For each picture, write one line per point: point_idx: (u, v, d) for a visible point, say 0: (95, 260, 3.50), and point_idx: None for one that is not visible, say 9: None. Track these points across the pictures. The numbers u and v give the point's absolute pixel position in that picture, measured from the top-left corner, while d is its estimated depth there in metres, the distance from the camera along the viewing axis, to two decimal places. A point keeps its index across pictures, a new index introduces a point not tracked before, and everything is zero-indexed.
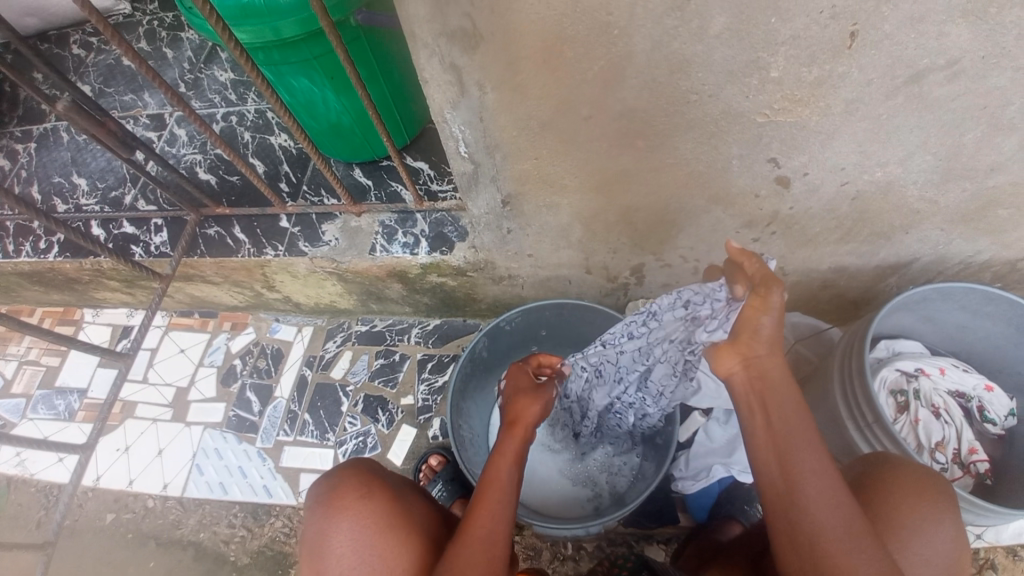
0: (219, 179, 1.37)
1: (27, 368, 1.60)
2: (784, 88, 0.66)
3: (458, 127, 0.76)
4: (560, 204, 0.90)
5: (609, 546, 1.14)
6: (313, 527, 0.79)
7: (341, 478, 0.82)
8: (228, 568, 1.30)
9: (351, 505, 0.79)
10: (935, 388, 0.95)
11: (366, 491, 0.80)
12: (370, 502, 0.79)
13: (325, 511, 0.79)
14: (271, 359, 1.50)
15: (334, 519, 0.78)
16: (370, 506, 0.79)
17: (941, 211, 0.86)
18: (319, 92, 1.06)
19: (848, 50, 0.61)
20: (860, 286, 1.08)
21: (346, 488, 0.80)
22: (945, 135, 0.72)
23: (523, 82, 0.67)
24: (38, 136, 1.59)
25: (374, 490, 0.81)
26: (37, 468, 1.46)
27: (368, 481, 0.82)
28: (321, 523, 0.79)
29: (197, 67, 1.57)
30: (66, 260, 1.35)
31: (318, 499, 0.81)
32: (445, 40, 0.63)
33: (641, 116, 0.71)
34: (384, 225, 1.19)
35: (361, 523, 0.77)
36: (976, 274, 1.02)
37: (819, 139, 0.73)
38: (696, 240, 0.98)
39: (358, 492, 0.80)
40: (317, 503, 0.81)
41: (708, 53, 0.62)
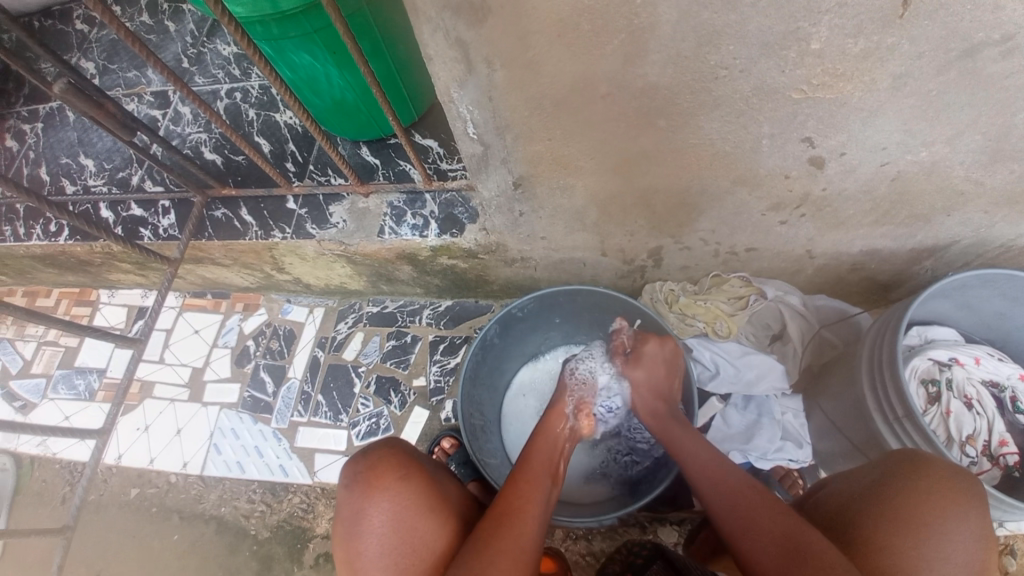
0: (225, 159, 1.34)
1: (46, 349, 1.63)
2: (824, 62, 0.60)
3: (466, 107, 0.72)
4: (575, 186, 0.86)
5: (622, 527, 1.14)
6: (350, 506, 0.76)
7: (377, 456, 0.79)
8: (248, 542, 1.33)
9: (389, 485, 0.76)
10: (967, 378, 0.90)
11: (404, 471, 0.78)
12: (408, 483, 0.77)
13: (363, 490, 0.76)
14: (284, 340, 1.49)
15: (372, 499, 0.75)
16: (409, 487, 0.77)
17: (986, 193, 0.80)
18: (322, 68, 1.01)
19: (900, 19, 0.54)
20: (892, 270, 1.02)
21: (385, 467, 0.78)
22: (1000, 113, 0.66)
23: (536, 59, 0.62)
24: (43, 115, 1.57)
25: (413, 471, 0.79)
26: (60, 446, 1.49)
27: (405, 460, 0.80)
28: (358, 502, 0.76)
29: (200, 41, 1.52)
30: (76, 243, 1.35)
31: (354, 476, 0.78)
32: (449, 14, 0.58)
33: (664, 94, 0.65)
34: (392, 207, 1.16)
35: (400, 506, 0.75)
36: (1018, 257, 0.95)
37: (859, 118, 0.67)
38: (719, 223, 0.92)
39: (397, 472, 0.78)
40: (353, 481, 0.77)
41: (742, 24, 0.56)
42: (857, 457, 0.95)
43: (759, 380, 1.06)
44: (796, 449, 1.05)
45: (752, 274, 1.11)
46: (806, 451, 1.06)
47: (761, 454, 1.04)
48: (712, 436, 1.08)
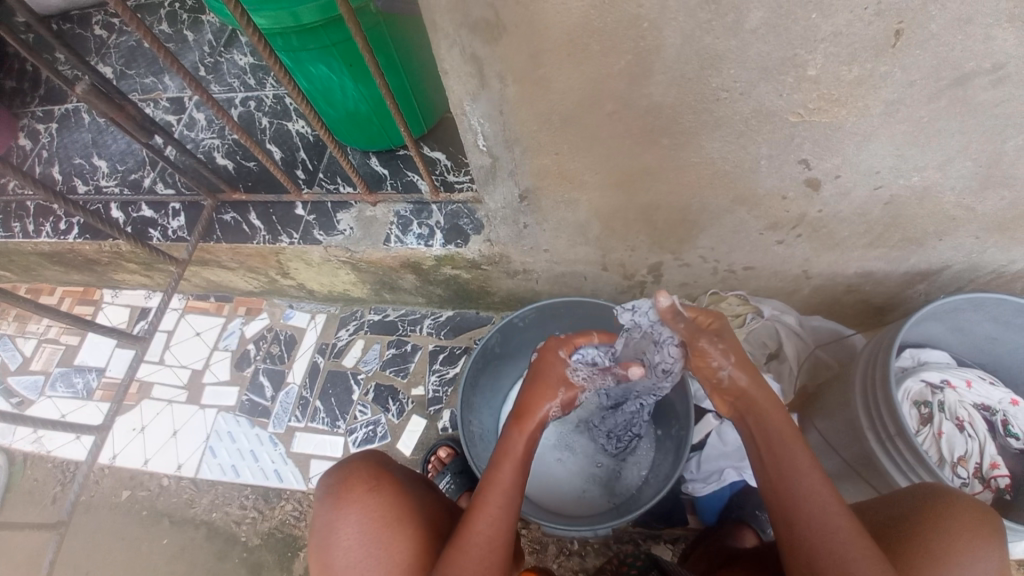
0: (236, 165, 1.37)
1: (46, 346, 1.64)
2: (820, 87, 0.63)
3: (477, 120, 0.74)
4: (579, 200, 0.88)
5: (616, 543, 1.14)
6: (321, 518, 0.79)
7: (350, 468, 0.82)
8: (239, 548, 1.33)
9: (358, 497, 0.79)
10: (960, 401, 0.92)
11: (373, 483, 0.80)
12: (376, 495, 0.79)
13: (333, 501, 0.79)
14: (285, 345, 1.50)
15: (341, 510, 0.78)
16: (376, 499, 0.79)
17: (977, 219, 0.83)
18: (337, 79, 1.05)
19: (891, 48, 0.57)
20: (886, 292, 1.04)
21: (355, 479, 0.80)
22: (988, 141, 0.69)
23: (547, 76, 0.65)
24: (59, 117, 1.60)
25: (383, 483, 0.81)
26: (55, 445, 1.49)
27: (376, 472, 0.82)
28: (328, 513, 0.78)
29: (217, 51, 1.56)
30: (85, 241, 1.37)
31: (327, 489, 0.81)
32: (466, 31, 0.61)
33: (667, 113, 0.68)
34: (399, 216, 1.18)
35: (367, 517, 0.77)
36: (1010, 283, 0.98)
37: (854, 142, 0.70)
38: (718, 241, 0.95)
39: (366, 484, 0.80)
40: (326, 494, 0.80)
41: (742, 49, 0.59)
42: (852, 477, 0.96)
43: None
44: None
45: (749, 293, 1.13)
46: None
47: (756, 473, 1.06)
48: (707, 453, 1.10)
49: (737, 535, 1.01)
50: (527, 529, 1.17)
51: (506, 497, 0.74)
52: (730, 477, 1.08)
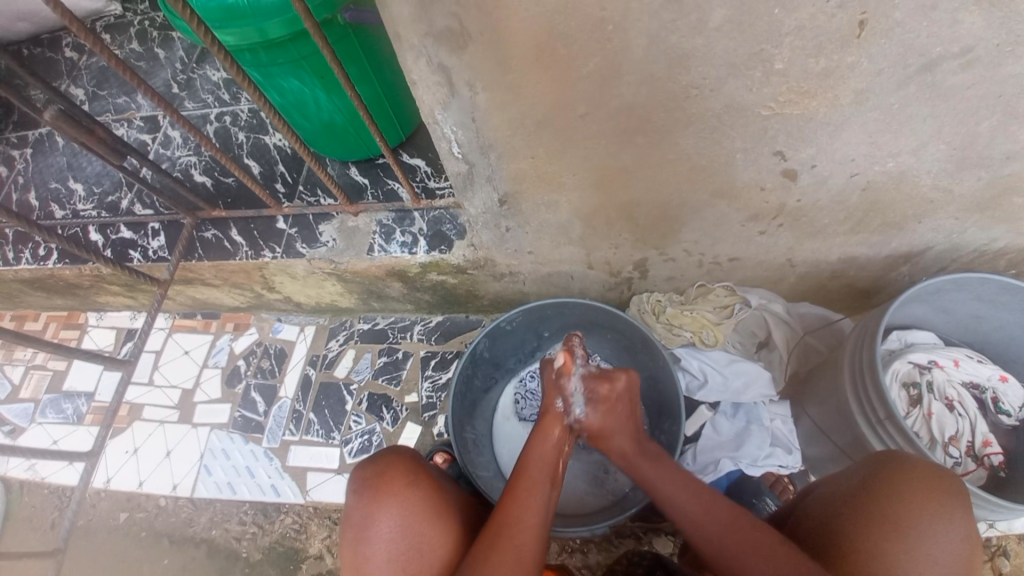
0: (214, 181, 1.35)
1: (35, 373, 1.62)
2: (790, 80, 0.62)
3: (450, 128, 0.74)
4: (559, 202, 0.88)
5: (617, 538, 1.15)
6: (358, 510, 0.76)
7: (387, 461, 0.79)
8: (240, 565, 1.32)
9: (398, 492, 0.77)
10: (948, 380, 0.92)
11: (413, 478, 0.78)
12: (417, 490, 0.78)
13: (372, 494, 0.76)
14: (275, 359, 1.49)
15: (381, 504, 0.76)
16: (417, 493, 0.77)
17: (955, 200, 0.83)
18: (311, 92, 1.03)
19: (858, 38, 0.57)
20: (871, 276, 1.05)
21: (394, 473, 0.78)
22: (960, 123, 0.69)
23: (516, 80, 0.64)
24: (33, 141, 1.58)
25: (422, 478, 0.79)
26: (48, 471, 1.48)
27: (414, 467, 0.80)
28: (365, 507, 0.76)
29: (190, 68, 1.54)
30: (65, 266, 1.35)
31: (363, 482, 0.78)
32: (430, 41, 0.60)
33: (639, 112, 0.68)
34: (381, 224, 1.17)
35: (409, 512, 0.76)
36: (991, 262, 0.98)
37: (827, 131, 0.70)
38: (700, 235, 0.95)
39: (406, 478, 0.78)
40: (362, 486, 0.78)
41: (709, 47, 0.58)
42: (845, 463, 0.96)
43: (746, 387, 1.08)
44: (786, 455, 1.06)
45: (736, 283, 1.14)
46: (796, 456, 1.07)
47: (752, 461, 1.05)
48: (702, 444, 1.10)
49: None
50: None
51: (540, 485, 0.78)
52: (726, 466, 1.05)
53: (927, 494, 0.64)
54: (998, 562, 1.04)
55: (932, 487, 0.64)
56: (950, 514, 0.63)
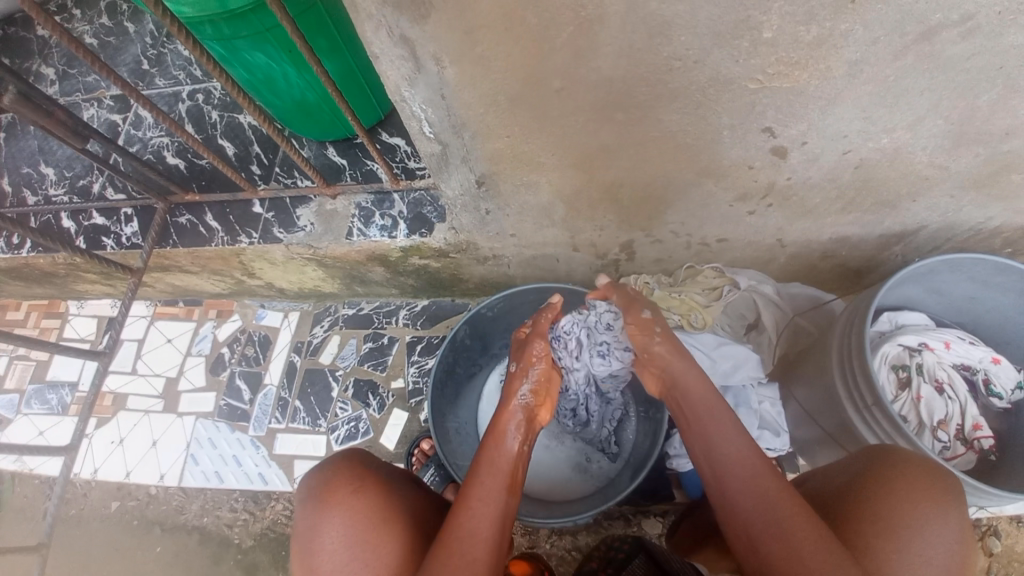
0: (188, 163, 1.31)
1: (17, 363, 1.59)
2: (778, 51, 0.58)
3: (419, 105, 0.69)
4: (540, 183, 0.84)
5: (606, 520, 1.14)
6: (305, 521, 0.76)
7: (333, 470, 0.80)
8: (232, 552, 1.32)
9: (342, 499, 0.76)
10: (938, 363, 0.90)
11: (358, 484, 0.78)
12: (362, 496, 0.77)
13: (317, 505, 0.76)
14: (259, 346, 1.47)
15: (326, 513, 0.75)
16: (361, 499, 0.77)
17: (951, 177, 0.79)
18: (279, 67, 0.98)
19: (851, 4, 0.53)
20: (863, 256, 1.02)
21: (338, 482, 0.78)
22: (959, 97, 0.65)
23: (485, 54, 0.60)
24: (2, 125, 1.52)
25: (366, 484, 0.79)
26: (35, 463, 1.46)
27: (358, 473, 0.80)
28: (311, 517, 0.76)
29: (159, 42, 1.47)
30: (38, 255, 1.31)
31: (309, 492, 0.78)
32: (391, 10, 0.55)
33: (619, 87, 0.64)
34: (360, 207, 1.13)
35: (353, 519, 0.75)
36: (986, 240, 0.96)
37: (818, 106, 0.66)
38: (688, 215, 0.92)
39: (350, 486, 0.78)
40: (308, 496, 0.78)
41: (691, 14, 0.54)
42: (833, 446, 0.95)
43: (735, 370, 1.03)
44: (774, 438, 1.05)
45: (725, 264, 1.11)
46: (785, 439, 1.06)
47: None
48: None
49: None
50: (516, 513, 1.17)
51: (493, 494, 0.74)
52: None
53: (920, 494, 0.63)
54: (986, 542, 1.04)
55: (931, 489, 0.63)
56: (949, 519, 0.62)
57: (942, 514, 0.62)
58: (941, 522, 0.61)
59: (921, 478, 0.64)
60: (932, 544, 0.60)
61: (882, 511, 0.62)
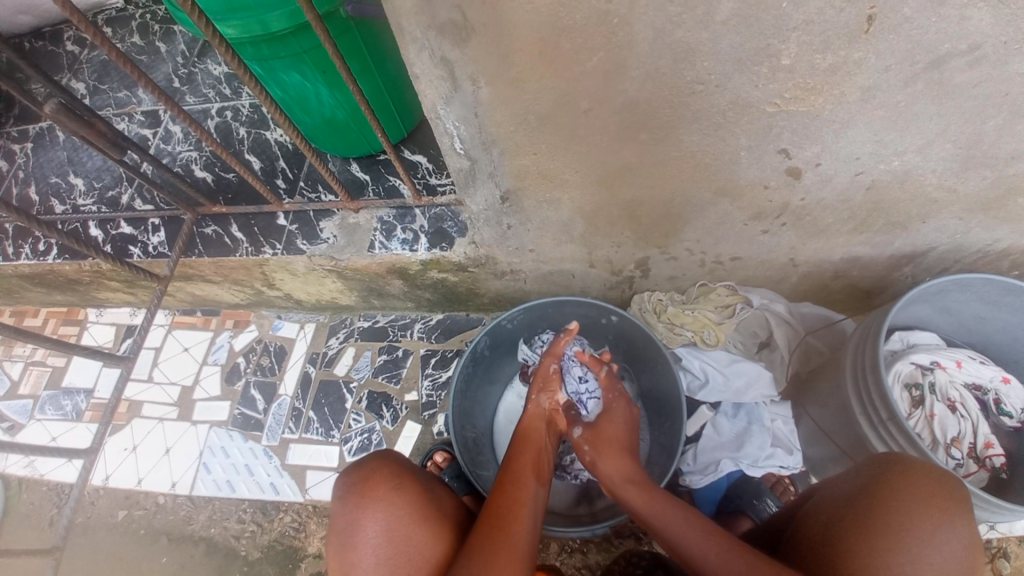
0: (215, 177, 1.35)
1: (34, 369, 1.61)
2: (796, 76, 0.62)
3: (453, 123, 0.73)
4: (561, 199, 0.87)
5: (617, 538, 1.14)
6: (344, 517, 0.77)
7: (371, 468, 0.80)
8: (239, 563, 1.31)
9: (383, 495, 0.77)
10: (950, 382, 0.92)
11: (397, 481, 0.79)
12: (402, 494, 0.78)
13: (357, 501, 0.77)
14: (275, 357, 1.49)
15: (366, 510, 0.76)
16: (402, 497, 0.78)
17: (960, 200, 0.82)
18: (312, 86, 1.03)
19: (865, 34, 0.57)
20: (873, 276, 1.04)
21: (379, 477, 0.79)
22: (966, 122, 0.68)
23: (518, 75, 0.64)
24: (34, 136, 1.57)
25: (406, 481, 0.80)
26: (47, 468, 1.47)
27: (398, 471, 0.81)
28: (351, 513, 0.77)
29: (191, 62, 1.54)
30: (65, 262, 1.34)
31: (348, 487, 0.79)
32: (434, 33, 0.60)
33: (644, 108, 0.67)
34: (382, 221, 1.17)
35: (395, 515, 0.76)
36: (994, 263, 0.98)
37: (832, 129, 0.70)
38: (703, 233, 0.94)
39: (390, 482, 0.79)
40: (348, 492, 0.78)
41: (715, 41, 0.58)
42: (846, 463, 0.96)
43: (748, 388, 1.08)
44: (786, 456, 1.06)
45: (738, 283, 1.13)
46: (797, 457, 1.07)
47: (752, 462, 1.05)
48: (702, 445, 1.10)
49: (733, 526, 1.03)
50: None
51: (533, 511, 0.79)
52: (726, 467, 1.06)
53: (926, 502, 0.63)
54: (998, 565, 1.03)
55: (940, 496, 0.63)
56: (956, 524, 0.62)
57: (948, 518, 0.62)
58: (949, 526, 0.61)
59: (929, 486, 0.64)
60: (942, 548, 0.60)
61: (888, 516, 0.63)
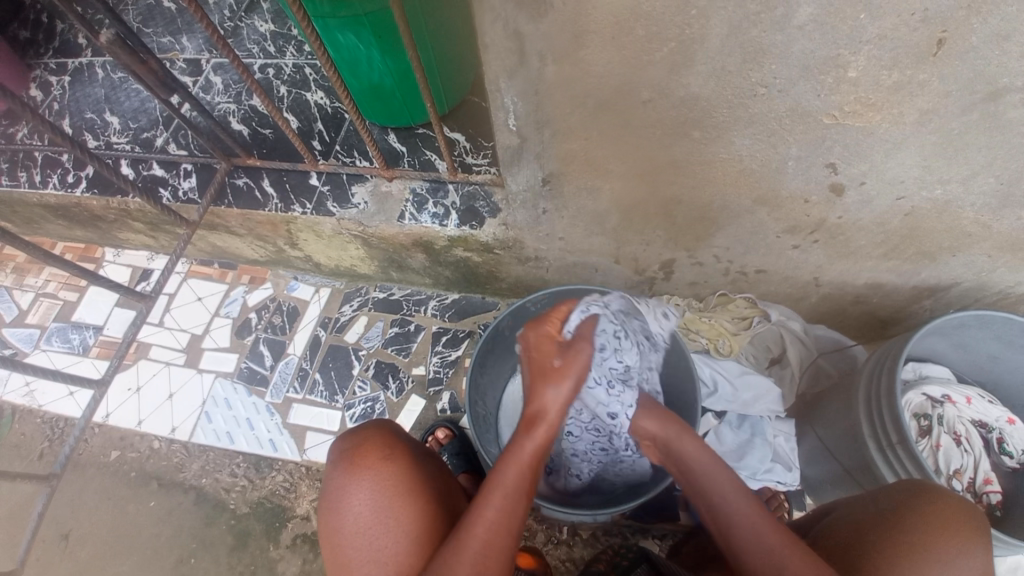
0: (251, 131, 1.36)
1: (44, 301, 1.62)
2: (858, 91, 0.63)
3: (511, 98, 0.74)
4: (601, 188, 0.88)
5: (604, 535, 1.15)
6: (333, 481, 0.80)
7: (365, 436, 0.83)
8: (226, 516, 1.32)
9: (372, 464, 0.80)
10: (959, 416, 0.93)
11: (387, 452, 0.81)
12: (391, 464, 0.80)
13: (346, 468, 0.80)
14: (287, 316, 1.50)
15: (353, 477, 0.79)
16: (391, 468, 0.80)
17: (993, 237, 0.84)
18: (365, 50, 1.04)
19: (933, 56, 0.58)
20: (894, 305, 1.05)
21: (370, 446, 0.81)
22: (1015, 158, 0.69)
23: (586, 57, 0.65)
24: (72, 70, 1.58)
25: (395, 453, 0.82)
26: (47, 400, 1.48)
27: (389, 442, 0.83)
28: (340, 478, 0.79)
29: (238, 15, 1.54)
30: (92, 196, 1.35)
31: (340, 454, 0.82)
32: (512, 5, 0.60)
33: (703, 105, 0.68)
34: (414, 194, 1.18)
35: (380, 486, 0.78)
36: (1016, 305, 0.99)
37: (884, 148, 0.71)
38: (734, 241, 0.95)
39: (380, 452, 0.81)
40: (340, 458, 0.81)
41: (787, 45, 0.59)
42: (849, 484, 0.96)
43: (756, 400, 1.08)
44: (785, 472, 1.07)
45: (758, 296, 1.15)
46: (796, 474, 1.08)
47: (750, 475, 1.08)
48: None
49: None
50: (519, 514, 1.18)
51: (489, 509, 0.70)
52: None
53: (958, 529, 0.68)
54: None
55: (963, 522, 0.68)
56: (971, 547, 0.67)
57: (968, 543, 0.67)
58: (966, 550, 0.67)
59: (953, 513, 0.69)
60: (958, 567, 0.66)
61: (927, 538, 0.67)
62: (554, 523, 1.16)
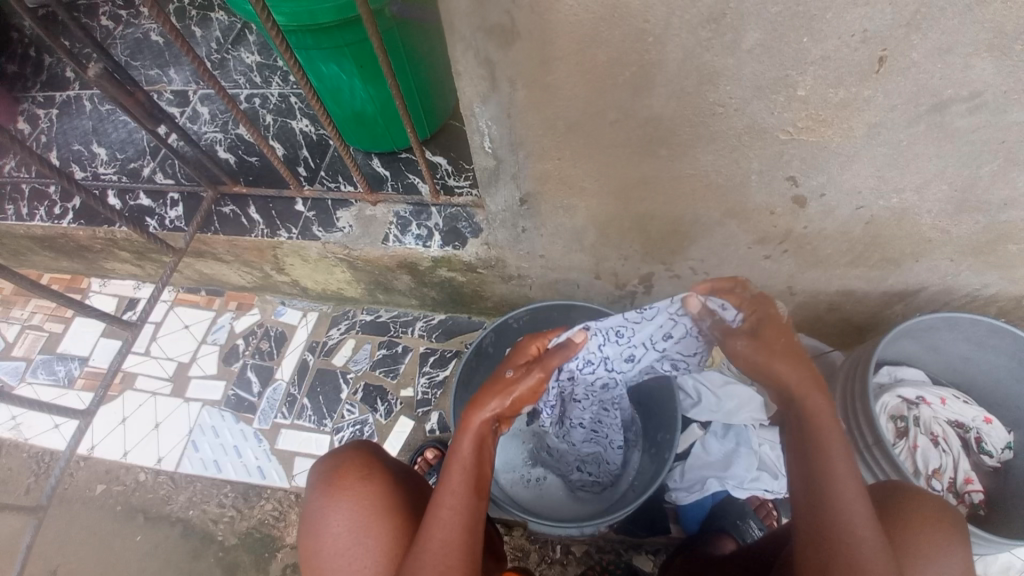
0: (238, 159, 1.39)
1: (29, 333, 1.61)
2: (809, 108, 0.67)
3: (486, 121, 0.77)
4: (576, 206, 0.91)
5: (597, 553, 1.14)
6: (313, 503, 0.80)
7: (344, 457, 0.83)
8: (214, 548, 1.30)
9: (350, 485, 0.80)
10: (934, 417, 0.96)
11: (365, 472, 0.82)
12: (370, 484, 0.81)
13: (325, 490, 0.80)
14: (275, 342, 1.50)
15: (331, 499, 0.79)
16: (369, 487, 0.80)
17: (952, 242, 0.87)
18: (347, 79, 1.08)
19: (876, 74, 0.62)
20: (866, 311, 1.09)
21: (348, 467, 0.82)
22: (962, 166, 0.74)
23: (554, 82, 0.68)
24: (60, 103, 1.60)
25: (374, 472, 0.82)
26: (31, 433, 1.46)
27: (368, 461, 0.83)
28: (319, 501, 0.80)
29: (224, 48, 1.59)
30: (79, 226, 1.36)
31: (319, 476, 0.82)
32: (481, 35, 0.64)
33: (667, 125, 0.72)
34: (398, 217, 1.20)
35: (358, 506, 0.79)
36: (982, 307, 1.03)
37: (839, 161, 0.75)
38: (708, 253, 0.98)
39: (359, 472, 0.81)
40: (319, 481, 0.82)
41: (739, 67, 0.63)
42: None
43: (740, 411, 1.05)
44: (772, 480, 1.09)
45: None
46: (782, 482, 1.09)
47: (737, 484, 1.09)
48: (690, 462, 1.14)
49: (716, 543, 1.03)
50: (510, 535, 1.17)
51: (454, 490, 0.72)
52: (712, 487, 1.10)
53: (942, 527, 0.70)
54: None
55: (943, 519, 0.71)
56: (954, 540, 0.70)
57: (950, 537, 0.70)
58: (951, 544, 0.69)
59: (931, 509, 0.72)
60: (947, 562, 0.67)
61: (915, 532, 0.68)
62: (546, 541, 1.16)
